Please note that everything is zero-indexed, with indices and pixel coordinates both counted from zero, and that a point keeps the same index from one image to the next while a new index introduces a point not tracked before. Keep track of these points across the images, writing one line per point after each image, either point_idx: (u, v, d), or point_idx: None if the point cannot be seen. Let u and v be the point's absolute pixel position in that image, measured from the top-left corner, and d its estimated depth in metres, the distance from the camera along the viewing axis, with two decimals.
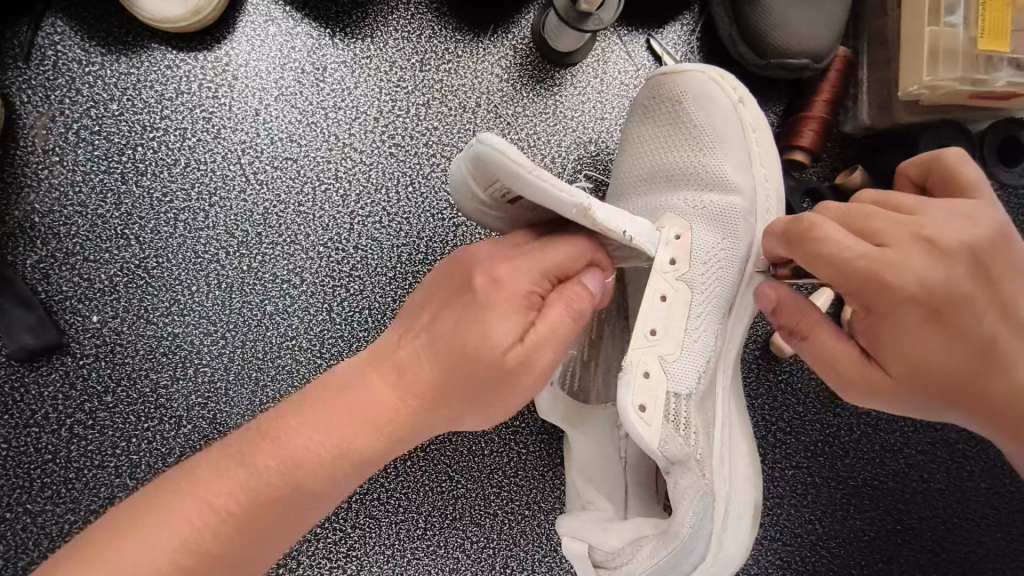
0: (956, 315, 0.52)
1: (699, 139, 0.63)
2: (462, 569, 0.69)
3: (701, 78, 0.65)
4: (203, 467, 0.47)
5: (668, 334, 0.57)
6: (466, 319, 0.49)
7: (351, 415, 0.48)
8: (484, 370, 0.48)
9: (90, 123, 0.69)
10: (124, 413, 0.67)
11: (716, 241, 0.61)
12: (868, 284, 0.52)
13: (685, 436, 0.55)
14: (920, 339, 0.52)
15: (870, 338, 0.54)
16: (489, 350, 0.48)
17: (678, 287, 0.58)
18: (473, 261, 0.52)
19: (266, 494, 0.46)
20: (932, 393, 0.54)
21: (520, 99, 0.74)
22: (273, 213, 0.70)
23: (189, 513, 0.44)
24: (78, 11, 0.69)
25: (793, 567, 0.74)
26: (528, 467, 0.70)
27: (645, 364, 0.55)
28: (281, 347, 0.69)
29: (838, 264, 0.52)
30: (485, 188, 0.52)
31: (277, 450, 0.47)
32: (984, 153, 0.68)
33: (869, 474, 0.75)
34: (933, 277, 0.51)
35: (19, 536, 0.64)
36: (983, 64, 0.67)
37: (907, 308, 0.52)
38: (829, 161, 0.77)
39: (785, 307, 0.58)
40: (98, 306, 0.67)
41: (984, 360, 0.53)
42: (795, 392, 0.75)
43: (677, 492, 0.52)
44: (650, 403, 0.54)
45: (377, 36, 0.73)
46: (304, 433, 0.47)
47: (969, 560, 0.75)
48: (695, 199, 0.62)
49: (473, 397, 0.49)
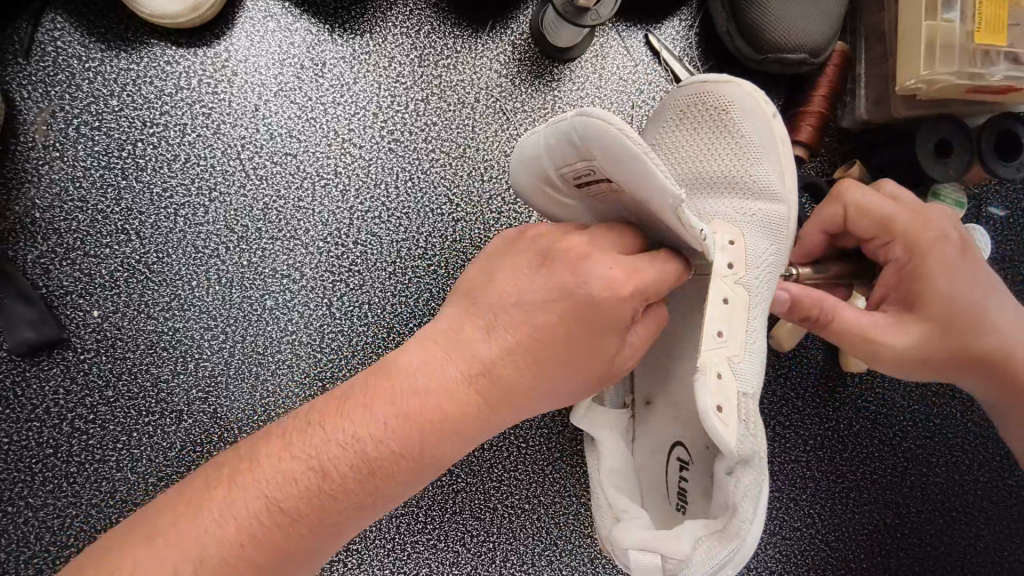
0: (975, 262, 0.59)
1: (743, 147, 0.61)
2: (462, 562, 0.69)
3: (745, 87, 0.62)
4: (258, 462, 0.46)
5: (732, 336, 0.54)
6: (562, 320, 0.47)
7: (423, 416, 0.47)
8: (583, 371, 0.49)
9: (91, 119, 0.69)
10: (125, 408, 0.67)
11: (767, 246, 0.59)
12: (907, 226, 0.59)
13: (754, 435, 0.52)
14: (954, 279, 0.58)
15: (903, 287, 0.59)
16: (591, 357, 0.48)
17: (736, 291, 0.55)
18: (581, 269, 0.47)
19: (327, 490, 0.45)
20: (958, 337, 0.59)
21: (520, 95, 0.74)
22: (272, 208, 0.70)
23: (248, 507, 0.44)
24: (79, 8, 0.69)
25: (793, 561, 0.73)
26: (528, 461, 0.71)
27: (716, 365, 0.52)
28: (281, 341, 0.69)
29: (879, 209, 0.60)
30: (565, 162, 0.48)
31: (339, 447, 0.46)
32: (982, 147, 0.68)
33: (868, 468, 0.76)
34: (950, 230, 0.59)
35: (20, 530, 0.64)
36: (980, 59, 0.67)
37: (942, 247, 0.58)
38: (826, 158, 0.77)
39: (805, 297, 0.61)
40: (98, 301, 0.68)
41: (991, 311, 0.60)
42: (795, 386, 0.75)
43: (737, 490, 0.49)
44: (725, 403, 0.50)
45: (376, 32, 0.73)
46: (373, 434, 0.46)
47: (967, 554, 0.76)
48: (742, 206, 0.60)
49: (553, 392, 0.50)
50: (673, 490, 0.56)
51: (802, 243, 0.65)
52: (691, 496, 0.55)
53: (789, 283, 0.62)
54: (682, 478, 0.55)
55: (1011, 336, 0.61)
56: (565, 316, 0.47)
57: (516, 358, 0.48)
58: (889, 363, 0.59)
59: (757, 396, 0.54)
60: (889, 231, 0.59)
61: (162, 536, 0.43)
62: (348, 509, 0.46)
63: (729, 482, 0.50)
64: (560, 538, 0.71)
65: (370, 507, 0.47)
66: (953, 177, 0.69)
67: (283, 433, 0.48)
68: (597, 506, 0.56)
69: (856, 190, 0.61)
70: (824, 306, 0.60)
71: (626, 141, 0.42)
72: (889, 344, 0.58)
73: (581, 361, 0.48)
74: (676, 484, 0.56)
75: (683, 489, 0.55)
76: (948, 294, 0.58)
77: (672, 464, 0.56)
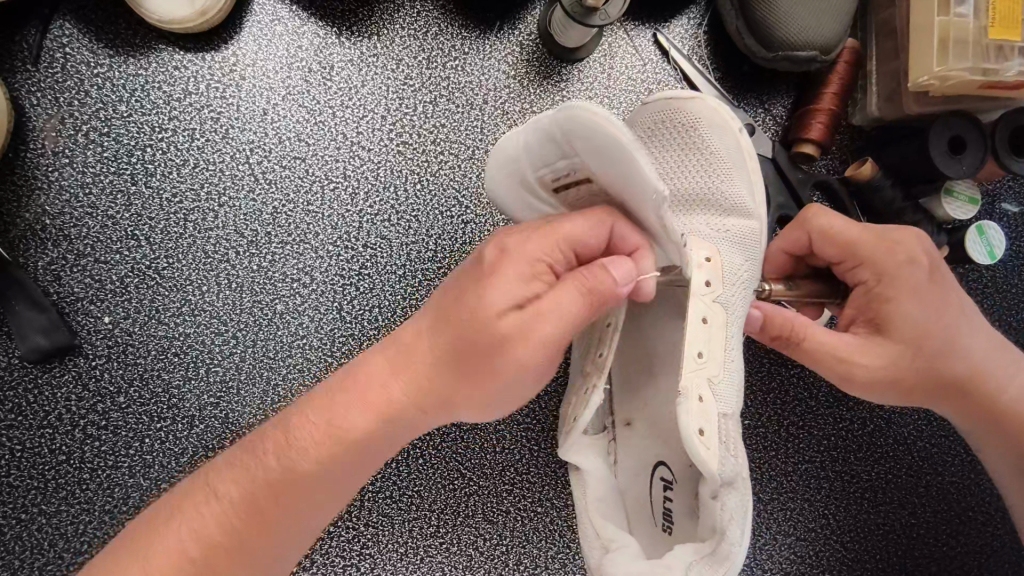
0: (944, 287, 0.59)
1: (713, 164, 0.61)
2: (475, 566, 0.69)
3: (710, 103, 0.62)
4: (211, 471, 0.53)
5: (712, 355, 0.54)
6: (466, 289, 0.49)
7: (346, 399, 0.51)
8: (474, 332, 0.47)
9: (100, 125, 0.69)
10: (137, 413, 0.67)
11: (741, 261, 0.60)
12: (873, 250, 0.58)
13: (734, 455, 0.52)
14: (921, 305, 0.57)
15: (870, 313, 0.59)
16: (481, 312, 0.46)
17: (715, 308, 0.55)
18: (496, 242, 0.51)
19: (268, 483, 0.51)
20: (928, 359, 0.58)
21: (527, 96, 0.74)
22: (282, 213, 0.70)
23: (199, 498, 0.52)
24: (87, 14, 0.69)
25: (808, 562, 0.72)
26: (540, 464, 0.71)
27: (698, 388, 0.52)
28: (292, 346, 0.69)
29: (845, 234, 0.59)
30: (541, 167, 0.51)
31: (284, 440, 0.52)
32: (996, 143, 0.68)
33: (883, 468, 0.75)
34: (917, 254, 0.58)
35: (34, 537, 0.64)
36: (993, 53, 0.66)
37: (910, 273, 0.58)
38: (837, 157, 0.77)
39: (778, 316, 0.60)
40: (109, 306, 0.68)
41: (966, 339, 0.60)
42: (807, 386, 0.75)
43: (725, 514, 0.49)
44: (706, 426, 0.51)
45: (384, 34, 0.73)
46: (307, 424, 0.51)
47: (983, 553, 0.75)
48: (715, 223, 0.61)
49: (452, 367, 0.48)
50: (658, 511, 0.56)
51: (773, 258, 0.65)
52: (676, 518, 0.54)
53: (763, 302, 0.62)
54: (666, 498, 0.55)
55: (984, 360, 0.61)
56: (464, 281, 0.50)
57: (420, 334, 0.50)
58: (862, 386, 0.59)
59: (736, 415, 0.54)
60: (856, 257, 0.59)
61: (135, 544, 0.51)
62: (299, 512, 0.52)
63: (716, 505, 0.50)
64: (574, 540, 0.70)
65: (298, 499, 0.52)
66: (969, 175, 0.68)
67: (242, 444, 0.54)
68: (585, 535, 0.54)
69: (820, 216, 0.60)
70: (795, 328, 0.59)
71: (608, 131, 0.43)
72: (863, 367, 0.58)
73: (469, 318, 0.47)
74: (661, 504, 0.55)
75: (668, 510, 0.55)
76: (914, 320, 0.57)
77: (656, 484, 0.56)
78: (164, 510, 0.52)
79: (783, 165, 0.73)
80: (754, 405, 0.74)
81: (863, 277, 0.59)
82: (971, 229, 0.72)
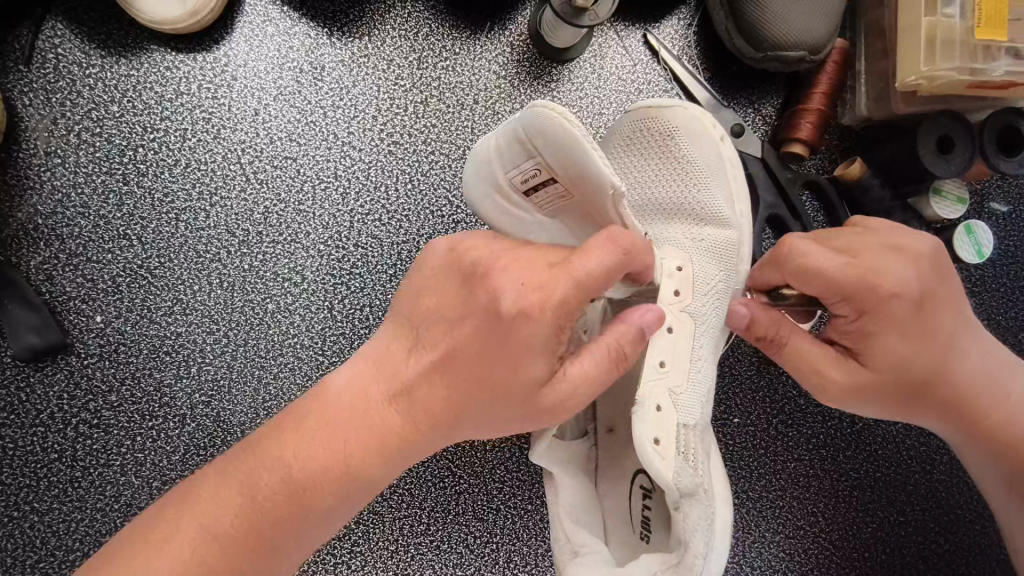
0: (933, 315, 0.58)
1: (691, 173, 0.62)
2: (465, 564, 0.69)
3: (690, 111, 0.63)
4: (191, 505, 0.49)
5: (676, 366, 0.56)
6: (492, 351, 0.46)
7: (347, 432, 0.50)
8: (516, 400, 0.47)
9: (92, 125, 0.69)
10: (129, 412, 0.67)
11: (716, 272, 0.61)
12: (858, 287, 0.56)
13: (695, 466, 0.54)
14: (905, 339, 0.57)
15: (854, 342, 0.59)
16: (523, 385, 0.46)
17: (681, 318, 0.57)
18: (495, 282, 0.47)
19: (268, 521, 0.48)
20: (912, 383, 0.59)
21: (518, 96, 0.74)
22: (273, 213, 0.71)
23: (185, 543, 0.47)
24: (79, 14, 0.70)
25: (796, 560, 0.73)
26: (530, 462, 0.71)
27: (656, 398, 0.54)
28: (283, 345, 0.69)
29: (830, 274, 0.56)
30: (512, 171, 0.52)
31: (276, 477, 0.49)
32: (983, 143, 0.68)
33: (872, 466, 0.75)
34: (908, 288, 0.56)
35: (26, 535, 0.65)
36: (981, 54, 0.66)
37: (896, 310, 0.56)
38: (826, 156, 0.78)
39: (764, 316, 0.60)
40: (101, 305, 0.68)
41: (957, 357, 0.60)
42: (797, 384, 0.75)
43: (686, 525, 0.50)
44: (663, 436, 0.52)
45: (375, 34, 0.74)
46: (306, 460, 0.49)
47: (972, 551, 0.75)
48: (691, 232, 0.62)
49: (485, 421, 0.49)
50: (637, 521, 0.56)
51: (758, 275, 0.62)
52: (653, 526, 0.55)
53: (747, 301, 0.61)
54: (645, 506, 0.56)
55: (978, 374, 0.61)
56: (484, 336, 0.47)
57: (434, 380, 0.48)
58: (843, 398, 0.61)
59: (697, 426, 0.55)
60: (841, 295, 0.57)
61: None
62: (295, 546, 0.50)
63: (677, 515, 0.50)
64: None
65: (300, 535, 0.50)
66: (957, 175, 0.68)
67: (217, 470, 0.50)
68: (555, 540, 0.55)
69: (801, 252, 0.58)
70: (780, 331, 0.60)
71: (571, 131, 0.46)
72: (841, 389, 0.60)
73: (507, 387, 0.47)
74: (640, 513, 0.56)
75: (647, 518, 0.56)
76: (898, 353, 0.57)
77: (636, 493, 0.56)
78: (149, 543, 0.48)
79: (772, 165, 0.73)
80: (743, 404, 0.74)
81: (848, 311, 0.58)
82: (959, 229, 0.72)
